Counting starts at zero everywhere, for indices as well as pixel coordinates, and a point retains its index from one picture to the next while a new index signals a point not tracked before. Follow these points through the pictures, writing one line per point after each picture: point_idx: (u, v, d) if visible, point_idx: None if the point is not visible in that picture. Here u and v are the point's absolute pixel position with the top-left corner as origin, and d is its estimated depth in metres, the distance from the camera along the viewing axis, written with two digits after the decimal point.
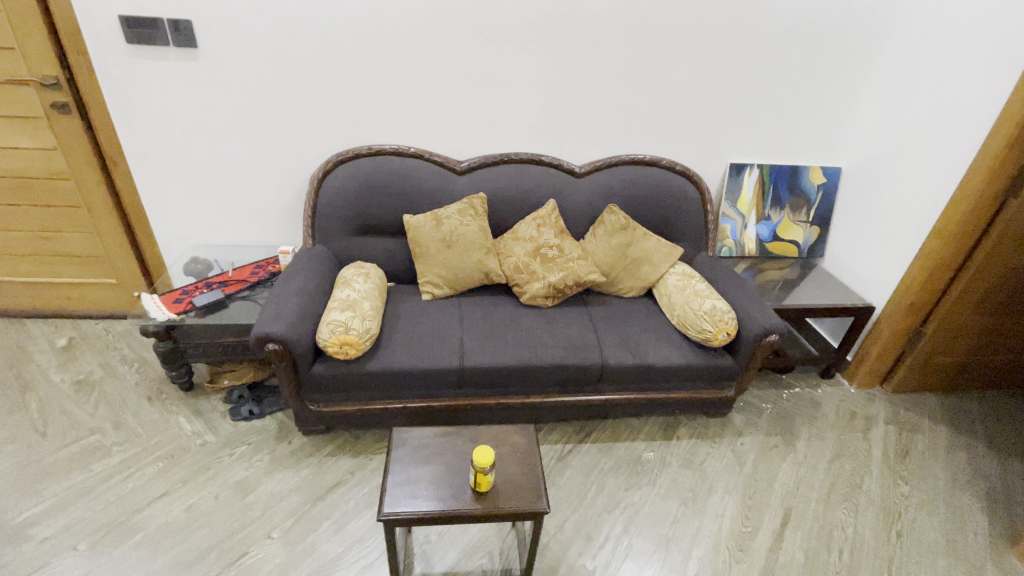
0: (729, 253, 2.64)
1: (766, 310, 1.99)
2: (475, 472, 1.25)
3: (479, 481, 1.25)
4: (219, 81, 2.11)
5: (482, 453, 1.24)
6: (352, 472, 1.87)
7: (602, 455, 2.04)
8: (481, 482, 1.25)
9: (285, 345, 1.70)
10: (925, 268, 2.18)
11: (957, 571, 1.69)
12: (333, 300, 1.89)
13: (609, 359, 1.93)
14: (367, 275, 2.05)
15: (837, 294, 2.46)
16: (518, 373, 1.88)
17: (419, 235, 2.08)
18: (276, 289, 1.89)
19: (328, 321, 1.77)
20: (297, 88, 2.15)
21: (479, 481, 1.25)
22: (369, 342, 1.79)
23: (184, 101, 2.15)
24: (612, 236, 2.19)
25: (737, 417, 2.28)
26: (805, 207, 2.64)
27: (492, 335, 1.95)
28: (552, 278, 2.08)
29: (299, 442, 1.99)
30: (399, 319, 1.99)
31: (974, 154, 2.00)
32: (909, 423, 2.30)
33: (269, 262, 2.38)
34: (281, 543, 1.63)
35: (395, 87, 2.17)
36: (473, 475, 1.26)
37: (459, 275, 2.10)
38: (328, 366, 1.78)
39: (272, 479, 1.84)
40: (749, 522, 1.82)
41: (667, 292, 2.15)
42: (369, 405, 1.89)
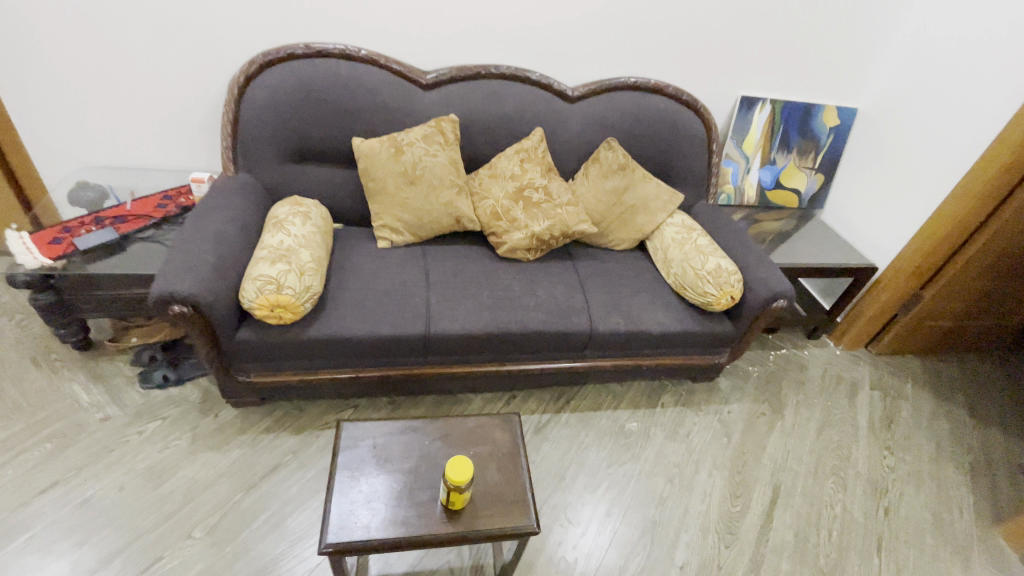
0: (727, 200, 2.36)
1: (775, 272, 1.75)
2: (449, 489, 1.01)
3: (452, 498, 1.01)
4: None
5: (458, 466, 0.99)
6: (294, 452, 1.58)
7: (582, 427, 1.84)
8: (456, 499, 1.01)
9: (196, 308, 1.32)
10: (938, 230, 2.01)
11: (943, 549, 1.64)
12: (261, 249, 1.48)
13: (599, 325, 1.67)
14: (307, 216, 1.63)
15: (838, 251, 2.27)
16: (494, 341, 1.60)
17: (373, 167, 1.67)
18: (184, 233, 1.46)
19: (254, 277, 1.38)
20: None
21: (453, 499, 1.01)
22: (309, 304, 1.42)
23: None
24: (607, 178, 1.85)
25: (723, 382, 2.12)
26: (813, 152, 2.37)
27: (463, 295, 1.63)
28: (536, 228, 1.74)
29: (228, 416, 1.66)
30: (350, 271, 1.63)
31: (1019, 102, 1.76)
32: (893, 388, 2.22)
33: (182, 191, 1.90)
34: (206, 545, 1.35)
35: None
36: (445, 492, 1.02)
37: (423, 219, 1.73)
38: (259, 333, 1.43)
39: (194, 464, 1.52)
40: (738, 500, 1.69)
41: (665, 247, 1.87)
42: (312, 375, 1.57)
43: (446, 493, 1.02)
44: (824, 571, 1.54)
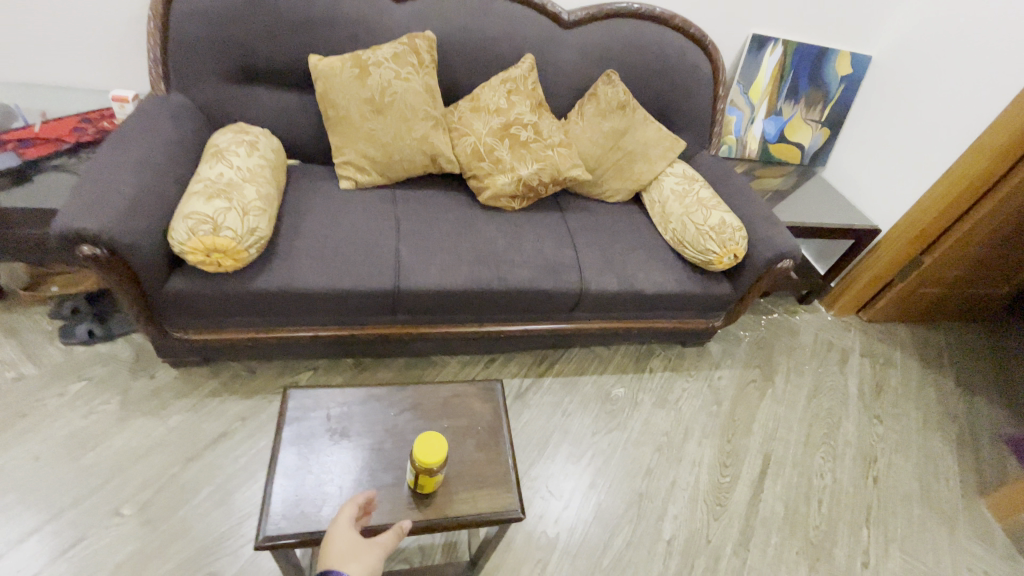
0: (728, 152, 2.19)
1: (782, 230, 1.60)
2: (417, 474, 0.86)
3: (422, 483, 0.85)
4: None
5: (424, 443, 0.83)
6: (244, 419, 1.40)
7: (566, 392, 1.70)
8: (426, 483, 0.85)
9: (113, 251, 1.09)
10: (948, 191, 1.89)
11: (931, 520, 1.60)
12: (196, 182, 1.24)
13: (590, 283, 1.51)
14: (254, 147, 1.39)
15: (840, 211, 2.14)
16: (473, 298, 1.42)
17: (334, 90, 1.42)
18: (98, 160, 1.21)
19: (185, 215, 1.15)
20: None
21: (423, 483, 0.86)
22: (254, 250, 1.20)
23: None
24: (604, 118, 1.64)
25: (713, 346, 2.01)
26: (821, 102, 2.19)
27: (438, 246, 1.43)
28: (523, 171, 1.53)
29: (166, 376, 1.45)
30: (306, 215, 1.40)
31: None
32: (883, 355, 2.16)
33: (104, 114, 1.60)
34: (137, 523, 1.17)
35: None
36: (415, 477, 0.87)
37: (393, 157, 1.49)
38: (195, 283, 1.21)
39: (124, 431, 1.32)
40: (728, 471, 1.61)
41: (663, 199, 1.69)
42: (262, 334, 1.36)
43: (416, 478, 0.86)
44: (814, 544, 1.47)
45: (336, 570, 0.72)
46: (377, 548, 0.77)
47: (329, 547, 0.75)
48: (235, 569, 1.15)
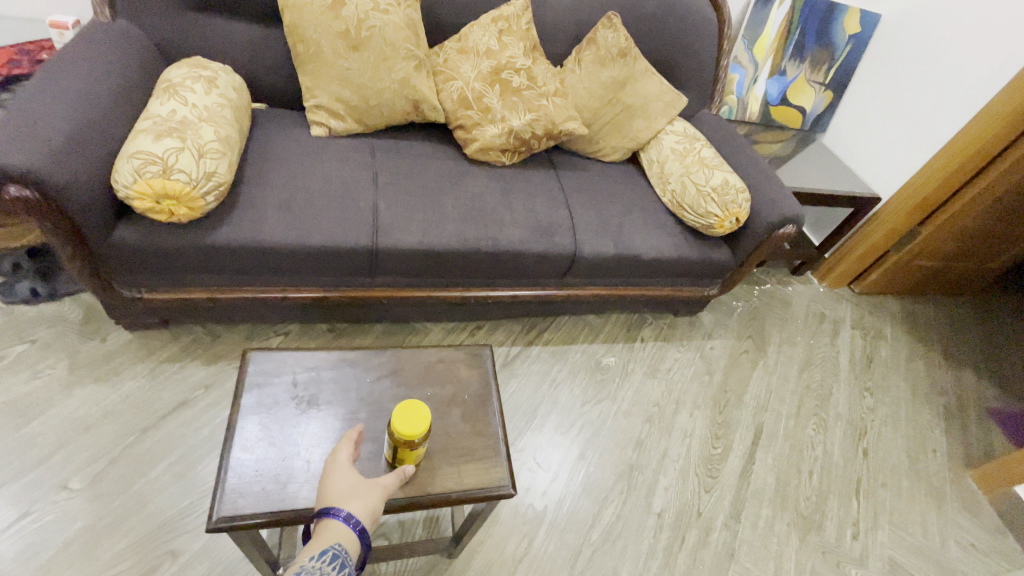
0: (728, 114, 2.09)
1: (786, 193, 1.52)
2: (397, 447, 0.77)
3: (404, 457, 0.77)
4: None
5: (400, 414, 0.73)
6: (208, 386, 1.28)
7: (556, 361, 1.63)
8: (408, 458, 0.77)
9: (45, 194, 0.94)
10: (953, 158, 1.83)
11: (918, 492, 1.59)
12: (145, 119, 1.10)
13: (584, 246, 1.41)
14: (212, 83, 1.23)
15: (840, 178, 2.06)
16: (459, 260, 1.31)
17: (305, 21, 1.26)
18: (27, 90, 1.04)
19: (130, 154, 1.01)
20: None
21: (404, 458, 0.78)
22: (212, 198, 1.07)
23: None
24: (603, 67, 1.52)
25: (706, 316, 1.95)
26: (826, 63, 2.09)
27: (421, 201, 1.31)
28: (514, 122, 1.40)
29: (119, 340, 1.32)
30: (274, 163, 1.26)
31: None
32: (874, 328, 2.13)
33: (44, 46, 1.43)
34: (86, 498, 1.07)
35: None
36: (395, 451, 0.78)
37: (371, 102, 1.35)
38: (146, 235, 1.08)
39: (72, 398, 1.20)
40: (719, 442, 1.56)
41: (662, 159, 1.59)
42: (225, 295, 1.23)
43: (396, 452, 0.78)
44: (805, 516, 1.44)
45: (335, 507, 0.67)
46: (379, 488, 0.71)
47: (327, 485, 0.70)
48: (196, 547, 1.05)
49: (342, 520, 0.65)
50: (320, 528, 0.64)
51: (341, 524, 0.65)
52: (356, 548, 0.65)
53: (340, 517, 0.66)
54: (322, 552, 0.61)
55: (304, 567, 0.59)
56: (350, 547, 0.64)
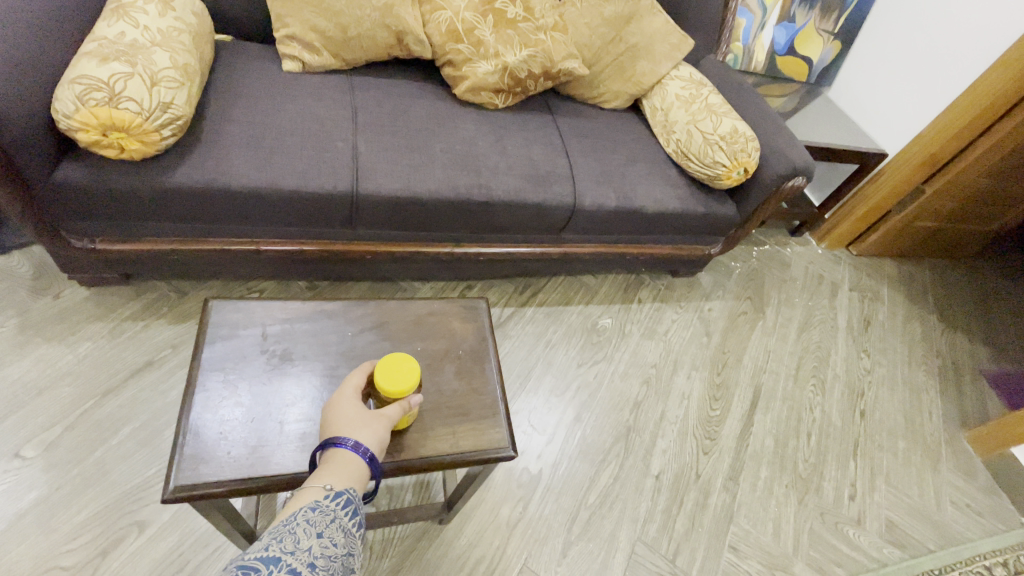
0: (733, 63, 1.97)
1: (797, 144, 1.43)
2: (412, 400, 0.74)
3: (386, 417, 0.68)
4: None
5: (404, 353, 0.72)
6: (175, 346, 1.18)
7: (550, 322, 1.55)
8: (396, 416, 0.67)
9: None
10: (967, 109, 1.73)
11: (914, 453, 1.58)
12: (88, 42, 0.95)
13: (584, 197, 1.31)
14: (167, 4, 1.08)
15: (846, 134, 1.98)
16: (448, 210, 1.21)
17: None
18: None
19: (70, 79, 0.88)
20: None
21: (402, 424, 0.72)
22: (169, 134, 0.94)
23: None
24: (605, 1, 1.39)
25: (704, 276, 1.89)
26: (837, 10, 1.98)
27: (406, 145, 1.20)
28: (509, 58, 1.27)
29: (75, 297, 1.20)
30: (240, 98, 1.13)
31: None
32: (872, 290, 2.10)
33: None
34: (41, 467, 0.98)
35: None
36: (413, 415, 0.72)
37: (349, 32, 1.21)
38: (93, 174, 0.95)
39: (21, 359, 1.09)
40: (718, 404, 1.52)
41: (667, 106, 1.48)
42: (191, 246, 1.12)
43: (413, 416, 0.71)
44: (803, 477, 1.42)
45: (342, 437, 0.61)
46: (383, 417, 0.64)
47: (334, 413, 0.64)
48: (166, 518, 0.98)
49: (351, 450, 0.60)
50: (330, 457, 0.59)
51: (349, 454, 0.59)
52: (366, 480, 0.59)
53: (348, 446, 0.60)
54: (337, 493, 0.56)
55: (320, 505, 0.54)
56: (358, 477, 0.58)
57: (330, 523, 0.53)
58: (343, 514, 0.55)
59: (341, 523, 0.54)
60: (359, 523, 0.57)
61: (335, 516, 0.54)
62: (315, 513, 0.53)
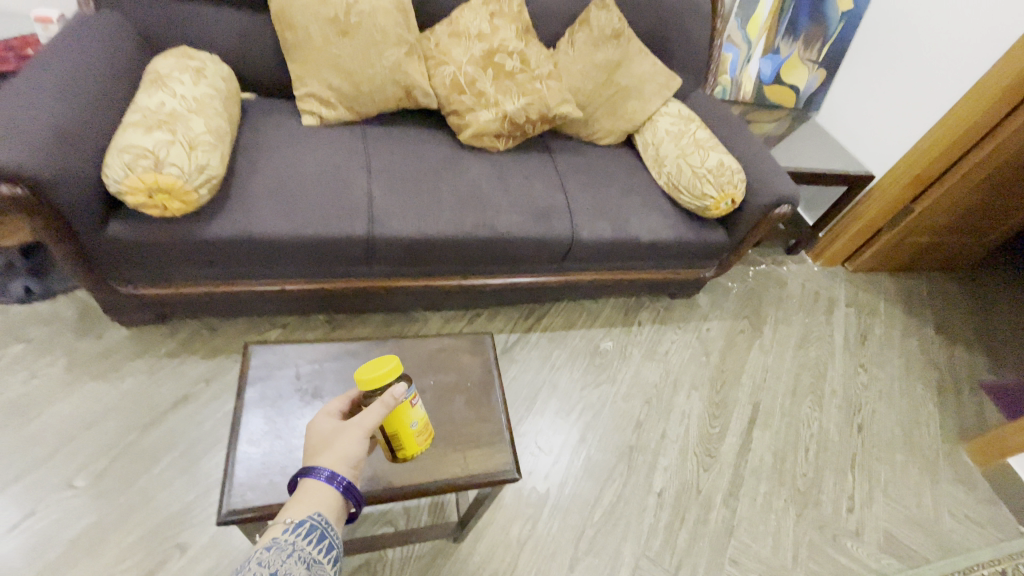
0: (722, 94, 2.07)
1: (782, 173, 1.51)
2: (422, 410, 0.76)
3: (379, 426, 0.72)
4: None
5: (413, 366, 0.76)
6: (208, 381, 1.28)
7: (554, 347, 1.63)
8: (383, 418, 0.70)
9: (35, 191, 0.93)
10: (948, 133, 1.81)
11: (912, 465, 1.63)
12: (133, 113, 1.08)
13: (582, 230, 1.41)
14: (200, 74, 1.21)
15: (835, 157, 2.06)
16: (455, 248, 1.31)
17: (293, 8, 1.24)
18: (11, 87, 1.02)
19: (120, 150, 1.00)
20: None
21: (409, 434, 0.74)
22: (205, 192, 1.06)
23: None
24: (596, 48, 1.50)
25: (703, 297, 1.96)
26: (820, 40, 2.08)
27: (416, 189, 1.30)
28: (508, 107, 1.39)
29: (117, 337, 1.31)
30: (266, 153, 1.25)
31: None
32: (868, 305, 2.16)
33: (29, 41, 1.39)
34: (91, 496, 1.07)
35: None
36: (414, 422, 0.73)
37: (362, 89, 1.33)
38: (139, 229, 1.06)
39: (71, 396, 1.20)
40: (717, 421, 1.58)
41: (658, 141, 1.58)
42: (222, 288, 1.23)
43: (415, 423, 0.73)
44: (802, 491, 1.48)
45: (314, 468, 0.65)
46: (354, 429, 0.67)
47: (311, 441, 0.68)
48: (204, 539, 1.06)
49: (325, 481, 0.64)
50: (301, 488, 0.63)
51: (323, 485, 0.64)
52: (338, 505, 0.64)
53: (322, 476, 0.64)
54: (296, 525, 0.58)
55: (276, 542, 0.56)
56: (329, 505, 0.63)
57: (291, 554, 0.55)
58: (303, 543, 0.57)
59: (304, 552, 0.56)
60: (323, 552, 0.58)
61: (295, 547, 0.56)
62: (270, 551, 0.55)
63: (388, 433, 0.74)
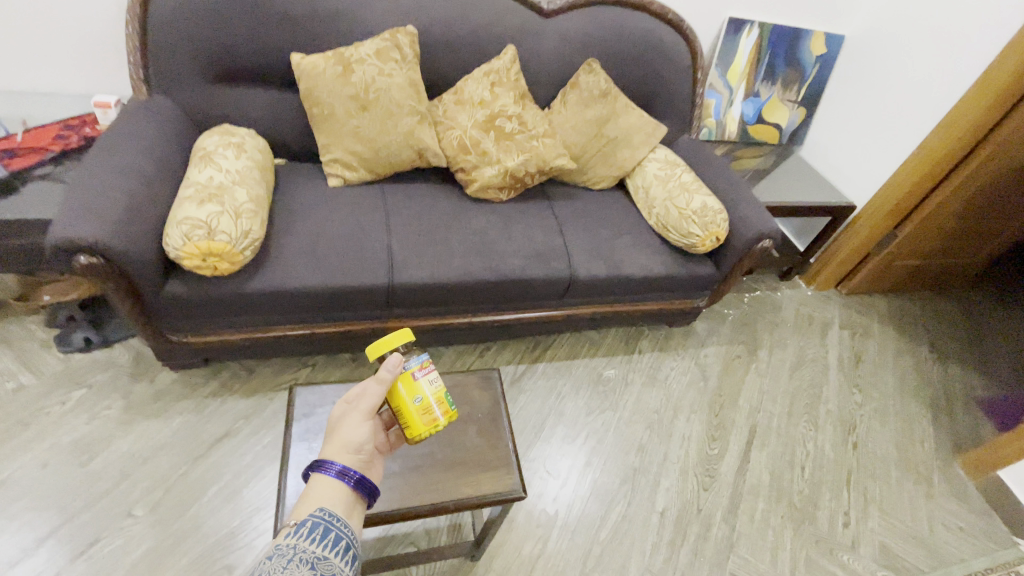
0: (708, 135, 2.23)
1: (762, 211, 1.65)
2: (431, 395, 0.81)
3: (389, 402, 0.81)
4: None
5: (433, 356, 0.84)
6: (247, 417, 1.43)
7: (560, 376, 1.76)
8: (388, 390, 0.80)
9: (109, 260, 1.10)
10: (921, 164, 1.94)
11: (907, 481, 1.70)
12: (187, 188, 1.26)
13: (580, 270, 1.55)
14: (241, 149, 1.40)
15: (818, 189, 2.20)
16: (466, 290, 1.45)
17: (319, 89, 1.42)
18: (85, 170, 1.20)
19: (178, 221, 1.17)
20: None
21: (410, 411, 0.79)
22: (249, 253, 1.23)
23: None
24: (587, 106, 1.68)
25: (700, 324, 2.08)
26: (797, 82, 2.25)
27: (429, 239, 1.46)
28: (509, 163, 1.56)
29: (166, 379, 1.47)
30: (298, 214, 1.42)
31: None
32: (861, 326, 2.25)
33: (87, 120, 1.57)
34: (148, 523, 1.21)
35: None
36: (415, 398, 0.79)
37: (380, 154, 1.51)
38: (192, 287, 1.23)
39: (129, 434, 1.35)
40: (716, 443, 1.68)
41: (647, 185, 1.73)
42: (260, 334, 1.38)
43: (415, 399, 0.79)
44: (798, 508, 1.56)
45: (325, 463, 0.74)
46: (355, 413, 0.80)
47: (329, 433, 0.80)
48: (249, 561, 1.19)
49: (335, 475, 0.73)
50: (313, 482, 0.72)
51: (334, 479, 0.72)
52: (348, 496, 0.72)
53: (331, 472, 0.73)
54: (297, 529, 0.63)
55: (278, 548, 0.60)
56: (340, 497, 0.71)
57: (294, 557, 0.59)
58: (305, 542, 0.61)
59: (308, 550, 0.61)
60: (325, 548, 0.62)
61: (297, 548, 0.60)
62: (273, 556, 0.59)
63: (396, 410, 0.81)
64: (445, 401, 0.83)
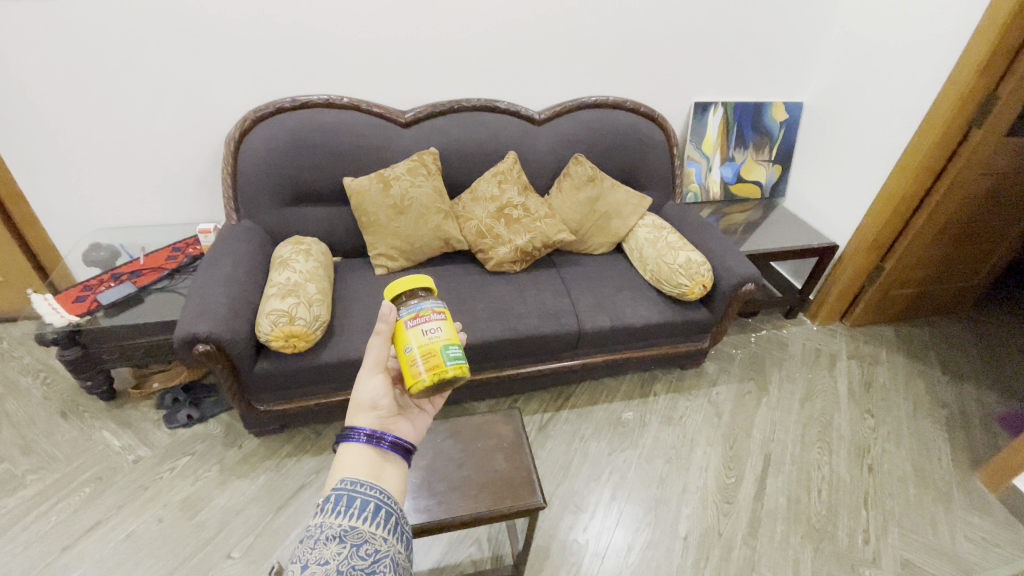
0: (694, 198, 2.55)
1: (742, 259, 1.90)
2: (428, 343, 0.91)
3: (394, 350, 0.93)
4: (106, 40, 1.68)
5: (440, 307, 0.94)
6: (317, 472, 1.71)
7: (582, 421, 1.97)
8: (389, 336, 0.93)
9: (218, 346, 1.44)
10: (887, 203, 2.16)
11: (926, 497, 1.78)
12: (271, 286, 1.63)
13: (587, 323, 1.81)
14: (308, 253, 1.79)
15: (802, 233, 2.44)
16: (491, 349, 1.73)
17: (366, 202, 1.82)
18: (197, 281, 1.58)
19: (267, 313, 1.52)
20: (202, 42, 1.76)
21: (406, 358, 0.90)
22: (318, 330, 1.57)
23: (55, 65, 1.69)
24: (579, 189, 2.03)
25: (710, 366, 2.27)
26: (767, 145, 2.57)
27: (458, 308, 1.77)
28: (519, 241, 1.90)
29: (251, 445, 1.78)
30: (353, 299, 1.77)
31: (948, 74, 1.89)
32: (869, 355, 2.38)
33: (190, 242, 2.04)
34: (244, 563, 1.46)
35: (323, 37, 1.84)
36: (407, 346, 0.90)
37: (415, 245, 1.89)
38: (275, 363, 1.56)
39: (225, 492, 1.64)
40: (732, 472, 1.82)
41: (639, 246, 2.03)
42: (328, 398, 1.70)
43: (407, 345, 0.90)
44: (817, 528, 1.67)
45: (355, 432, 0.83)
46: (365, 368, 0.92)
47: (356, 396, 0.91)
48: None
49: (365, 441, 0.82)
50: (345, 449, 0.82)
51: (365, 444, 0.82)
52: (380, 456, 0.82)
53: (361, 439, 0.82)
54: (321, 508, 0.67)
55: (307, 532, 0.63)
56: (373, 459, 0.81)
57: (322, 535, 0.62)
58: (332, 518, 0.65)
59: (335, 526, 0.64)
60: (351, 516, 0.67)
61: (323, 525, 0.64)
62: (303, 540, 0.62)
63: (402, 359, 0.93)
64: (443, 351, 0.91)
